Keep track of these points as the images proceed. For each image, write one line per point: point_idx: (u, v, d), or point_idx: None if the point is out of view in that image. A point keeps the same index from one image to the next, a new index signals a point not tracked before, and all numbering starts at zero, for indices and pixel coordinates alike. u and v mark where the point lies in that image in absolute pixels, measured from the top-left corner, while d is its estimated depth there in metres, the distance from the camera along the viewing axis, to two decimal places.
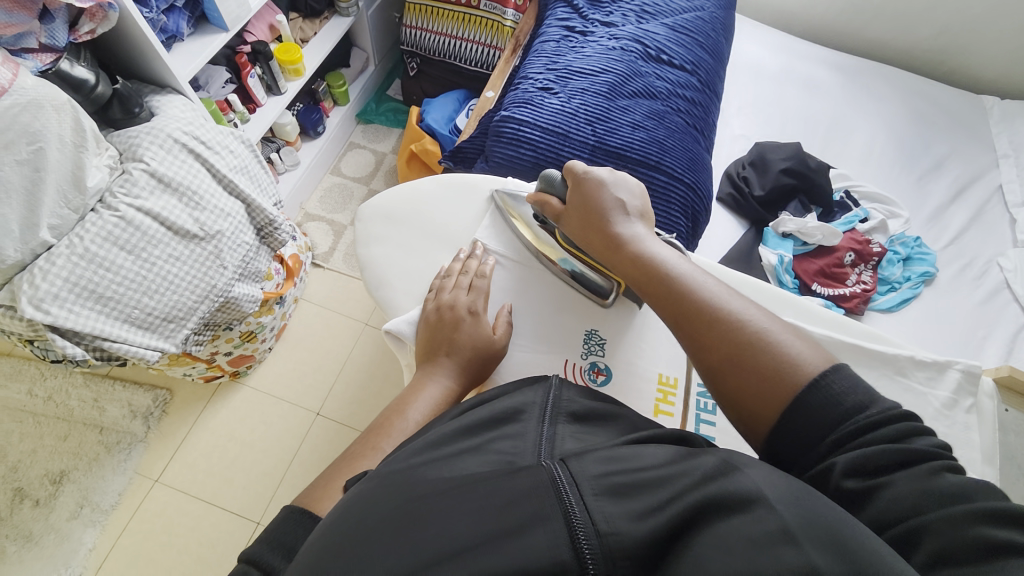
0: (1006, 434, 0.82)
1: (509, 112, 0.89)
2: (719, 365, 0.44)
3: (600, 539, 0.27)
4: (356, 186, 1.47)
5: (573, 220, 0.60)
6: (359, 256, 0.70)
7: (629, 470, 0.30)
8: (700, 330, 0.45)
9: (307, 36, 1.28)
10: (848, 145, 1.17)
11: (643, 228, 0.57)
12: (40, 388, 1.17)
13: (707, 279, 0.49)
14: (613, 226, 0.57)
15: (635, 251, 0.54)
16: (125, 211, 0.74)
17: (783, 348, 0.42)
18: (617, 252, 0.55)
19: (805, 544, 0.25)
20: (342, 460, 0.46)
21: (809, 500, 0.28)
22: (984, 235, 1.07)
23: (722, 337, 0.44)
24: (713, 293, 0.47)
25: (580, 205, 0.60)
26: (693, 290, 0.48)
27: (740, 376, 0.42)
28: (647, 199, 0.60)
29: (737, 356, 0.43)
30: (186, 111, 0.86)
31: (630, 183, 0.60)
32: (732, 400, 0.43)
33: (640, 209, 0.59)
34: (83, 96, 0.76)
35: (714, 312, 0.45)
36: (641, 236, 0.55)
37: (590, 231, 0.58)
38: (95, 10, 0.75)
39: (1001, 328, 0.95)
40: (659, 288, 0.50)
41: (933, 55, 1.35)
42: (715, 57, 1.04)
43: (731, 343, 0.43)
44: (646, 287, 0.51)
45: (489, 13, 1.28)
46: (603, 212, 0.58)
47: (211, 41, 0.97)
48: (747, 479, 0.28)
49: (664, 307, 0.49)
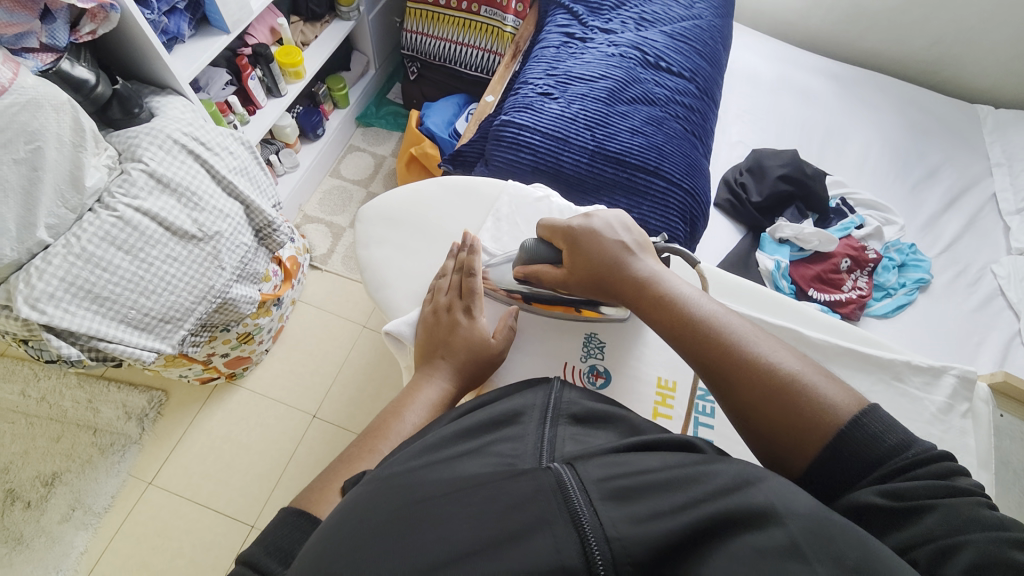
0: (1000, 439, 0.83)
1: (509, 116, 0.89)
2: (763, 421, 0.43)
3: (606, 544, 0.27)
4: (355, 188, 1.48)
5: (579, 267, 0.57)
6: (359, 258, 0.70)
7: (633, 473, 0.30)
8: (738, 381, 0.44)
9: (308, 39, 1.29)
10: (844, 153, 1.18)
11: (655, 264, 0.56)
12: (34, 389, 1.16)
13: (734, 319, 0.48)
14: (621, 273, 0.55)
15: (656, 293, 0.52)
16: (124, 211, 0.74)
17: (818, 391, 0.42)
18: (635, 300, 0.53)
19: (813, 561, 0.25)
20: (340, 461, 0.46)
21: (826, 515, 0.27)
22: (978, 242, 1.08)
23: (759, 384, 0.43)
24: (743, 336, 0.46)
25: (586, 249, 0.57)
26: (724, 334, 0.47)
27: (781, 423, 0.41)
28: (642, 232, 0.59)
29: (776, 403, 0.42)
30: (185, 112, 0.86)
31: (626, 222, 0.59)
32: (771, 445, 0.42)
33: (642, 244, 0.58)
34: (83, 97, 0.76)
35: (749, 359, 0.44)
36: (658, 276, 0.54)
37: (602, 275, 0.56)
38: (96, 11, 0.76)
39: (996, 334, 0.96)
40: (688, 334, 0.48)
41: (927, 64, 1.37)
42: (713, 64, 1.05)
43: (768, 390, 0.43)
44: (673, 335, 0.49)
45: (489, 18, 1.29)
46: (613, 254, 0.56)
47: (212, 43, 0.97)
48: (760, 492, 0.28)
49: (696, 356, 0.47)
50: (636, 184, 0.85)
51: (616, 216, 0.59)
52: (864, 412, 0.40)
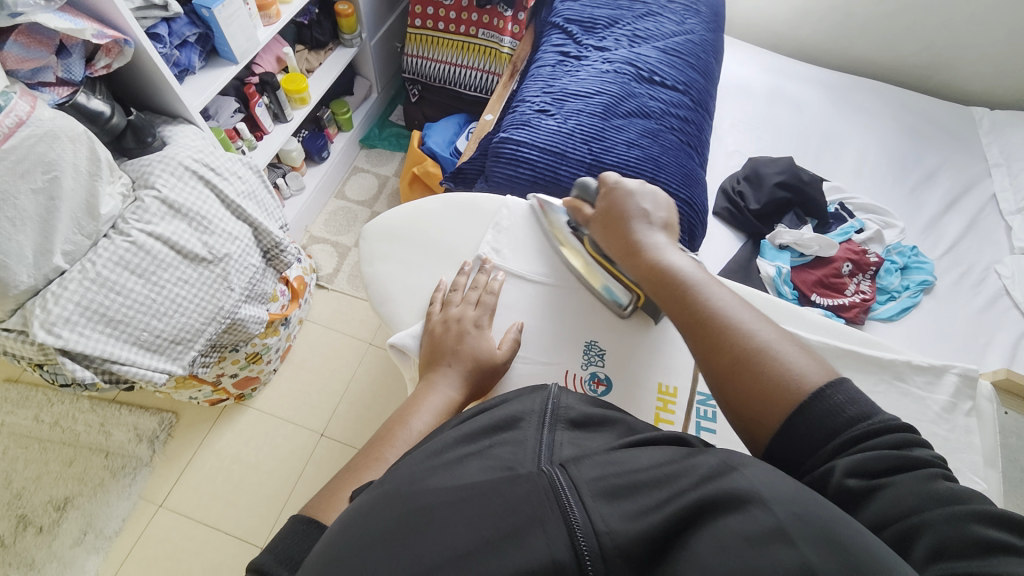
0: (1009, 438, 0.82)
1: (508, 133, 0.92)
2: (722, 371, 0.47)
3: (595, 537, 0.28)
4: (360, 208, 1.51)
5: (600, 225, 0.64)
6: (363, 274, 0.72)
7: (625, 472, 0.31)
8: (706, 338, 0.49)
9: (312, 66, 1.34)
10: (840, 158, 1.19)
11: (665, 237, 0.60)
12: (47, 414, 1.17)
13: (719, 289, 0.52)
14: (635, 233, 0.61)
15: (652, 257, 0.57)
16: (137, 236, 0.76)
17: (784, 361, 0.44)
18: (637, 257, 0.59)
19: (800, 543, 0.25)
20: (347, 471, 0.47)
21: (808, 500, 0.28)
22: (980, 243, 1.08)
23: (728, 343, 0.47)
24: (722, 304, 0.50)
25: (607, 212, 0.64)
26: (704, 299, 0.51)
27: (744, 381, 0.45)
28: (672, 212, 0.63)
29: (741, 363, 0.45)
30: (196, 139, 0.89)
31: (657, 196, 0.64)
32: (733, 403, 0.45)
33: (663, 219, 0.62)
34: (99, 128, 0.79)
35: (723, 321, 0.48)
36: (661, 245, 0.58)
37: (613, 237, 0.62)
38: (111, 46, 0.80)
39: (1002, 334, 0.96)
40: (672, 294, 0.53)
41: (921, 70, 1.39)
42: (705, 77, 1.08)
43: (736, 351, 0.46)
44: (660, 291, 0.55)
45: (487, 41, 1.34)
46: (628, 221, 0.62)
47: (220, 73, 1.01)
48: (742, 477, 0.29)
49: (676, 314, 0.52)
50: None
51: (649, 188, 0.64)
52: (830, 383, 0.42)
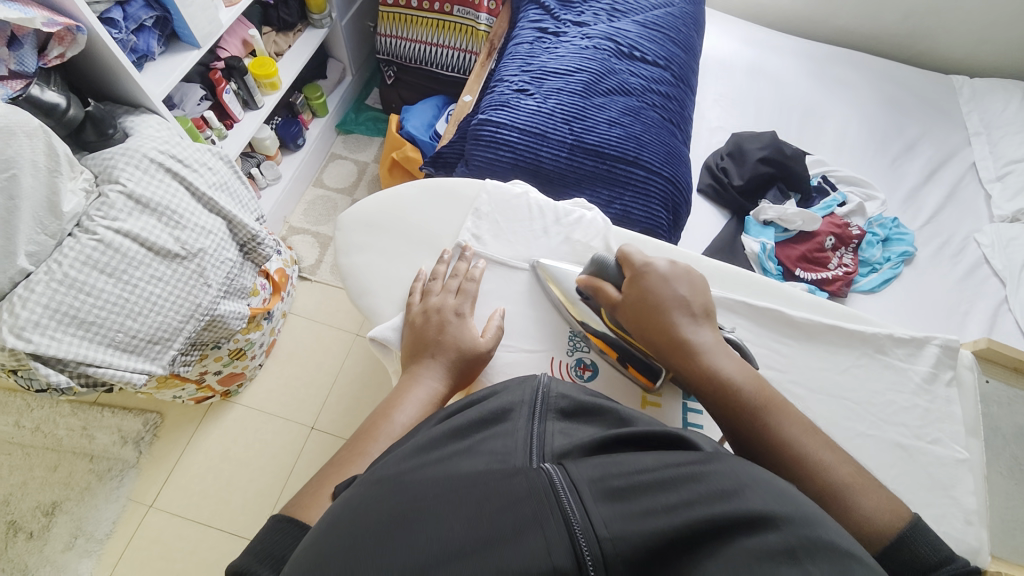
0: (988, 406, 0.83)
1: (486, 115, 0.89)
2: None
3: (598, 544, 0.26)
4: (339, 197, 1.47)
5: (631, 315, 0.57)
6: (341, 266, 0.70)
7: (628, 472, 0.30)
8: (781, 470, 0.45)
9: (281, 49, 1.28)
10: (823, 131, 1.19)
11: (711, 331, 0.54)
12: (27, 419, 1.14)
13: (786, 410, 0.48)
14: (680, 331, 0.53)
15: (706, 365, 0.51)
16: (103, 234, 0.73)
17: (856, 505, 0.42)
18: (686, 362, 0.52)
19: (806, 562, 0.24)
20: (330, 467, 0.46)
21: (815, 518, 0.27)
22: (959, 212, 1.10)
23: (811, 476, 0.44)
24: (792, 429, 0.47)
25: (638, 302, 0.56)
26: (773, 424, 0.47)
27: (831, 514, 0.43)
28: (710, 297, 0.57)
29: (827, 496, 0.43)
30: (162, 129, 0.85)
31: (692, 278, 0.57)
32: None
33: (704, 307, 0.56)
34: (55, 121, 0.75)
35: (799, 454, 0.45)
36: (710, 347, 0.52)
37: (649, 333, 0.55)
38: (63, 34, 0.76)
39: (982, 303, 0.98)
40: (734, 415, 0.48)
41: (902, 38, 1.38)
42: (687, 51, 1.05)
43: (818, 485, 0.44)
44: (721, 411, 0.49)
45: (463, 18, 1.29)
46: (666, 314, 0.54)
47: (183, 59, 0.97)
48: (755, 497, 0.28)
49: (746, 442, 0.47)
50: (616, 175, 0.86)
51: (684, 270, 0.58)
52: None
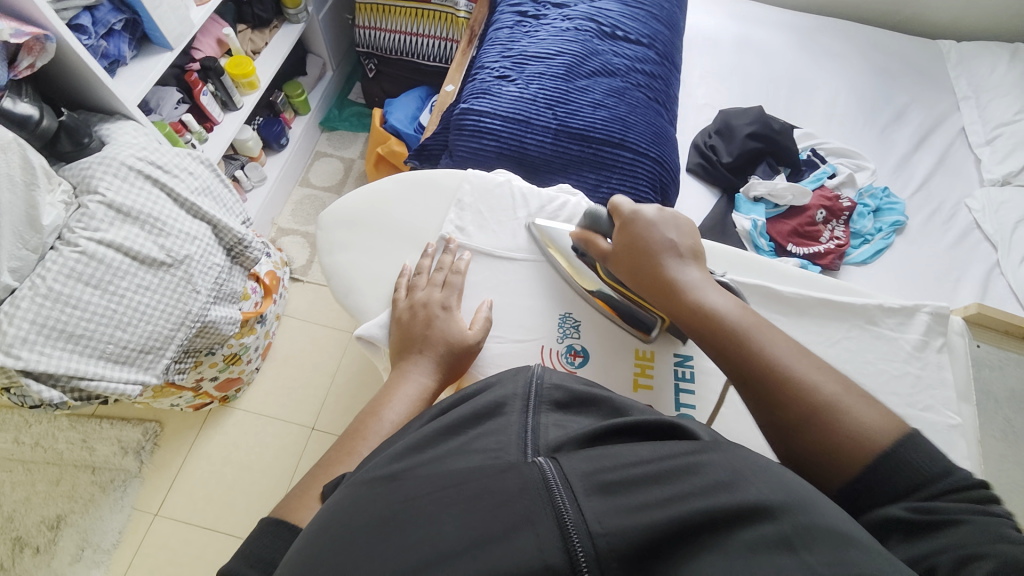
0: (981, 370, 0.84)
1: (468, 104, 0.88)
2: (790, 428, 0.43)
3: (590, 539, 0.26)
4: (327, 195, 1.45)
5: (622, 262, 0.58)
6: (324, 265, 0.69)
7: (621, 465, 0.30)
8: (769, 395, 0.44)
9: (258, 47, 1.26)
10: (811, 103, 1.18)
11: (699, 270, 0.55)
12: (26, 435, 1.14)
13: (775, 334, 0.47)
14: (667, 270, 0.55)
15: (692, 300, 0.52)
16: (86, 245, 0.72)
17: (852, 423, 0.41)
18: (673, 299, 0.53)
19: (803, 552, 0.24)
20: (319, 468, 0.46)
21: (811, 501, 0.27)
22: (950, 178, 1.09)
23: (796, 396, 0.43)
24: (780, 349, 0.46)
25: (627, 248, 0.58)
26: (759, 347, 0.46)
27: (815, 436, 0.41)
28: (699, 239, 0.58)
29: (811, 418, 0.42)
30: (138, 136, 0.84)
31: (679, 220, 0.58)
32: (800, 453, 0.42)
33: (691, 248, 0.57)
34: (29, 133, 0.74)
35: (787, 373, 0.44)
36: (698, 283, 0.53)
37: (640, 276, 0.57)
38: (31, 44, 0.74)
39: (974, 268, 0.98)
40: (720, 345, 0.49)
41: (888, 5, 1.36)
42: (670, 28, 1.04)
43: (806, 406, 0.43)
44: (708, 342, 0.50)
45: (441, 6, 1.27)
46: (653, 256, 0.56)
47: (156, 62, 0.95)
48: (752, 486, 0.27)
49: (732, 371, 0.47)
50: (603, 158, 0.85)
51: (673, 214, 0.59)
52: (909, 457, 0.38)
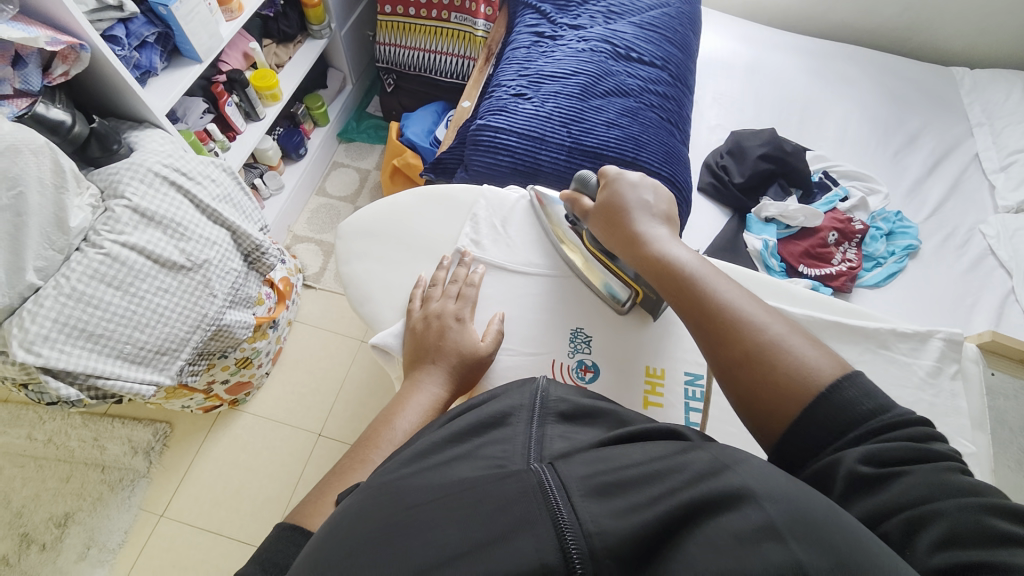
0: (995, 399, 0.83)
1: (485, 120, 0.90)
2: (735, 364, 0.44)
3: (585, 540, 0.26)
4: (342, 205, 1.48)
5: (601, 221, 0.62)
6: (341, 274, 0.70)
7: (616, 468, 0.30)
8: (715, 332, 0.46)
9: (281, 61, 1.30)
10: (824, 127, 1.18)
11: (668, 230, 0.58)
12: (39, 432, 1.16)
13: (727, 280, 0.49)
14: (639, 225, 0.58)
15: (657, 249, 0.55)
16: (110, 247, 0.74)
17: (794, 357, 0.41)
18: (639, 249, 0.56)
19: (792, 542, 0.24)
20: (332, 474, 0.46)
21: (800, 495, 0.27)
22: (963, 204, 1.09)
23: (737, 334, 0.44)
24: (728, 293, 0.48)
25: (607, 207, 0.61)
26: (710, 289, 0.48)
27: (748, 373, 0.43)
28: (673, 205, 0.61)
29: (750, 359, 0.43)
30: (164, 143, 0.87)
31: (658, 187, 0.62)
32: (738, 390, 0.43)
33: (666, 212, 0.60)
34: (61, 138, 0.76)
35: (733, 315, 0.45)
36: (665, 238, 0.56)
37: (614, 233, 0.60)
38: (67, 52, 0.77)
39: (988, 294, 0.97)
40: (677, 288, 0.51)
41: (901, 32, 1.37)
42: (684, 50, 1.05)
43: (751, 346, 0.43)
44: (666, 286, 0.52)
45: (460, 25, 1.30)
46: (630, 214, 0.59)
47: (185, 74, 0.98)
48: (737, 477, 0.28)
49: (684, 308, 0.49)
50: None
51: (656, 182, 0.62)
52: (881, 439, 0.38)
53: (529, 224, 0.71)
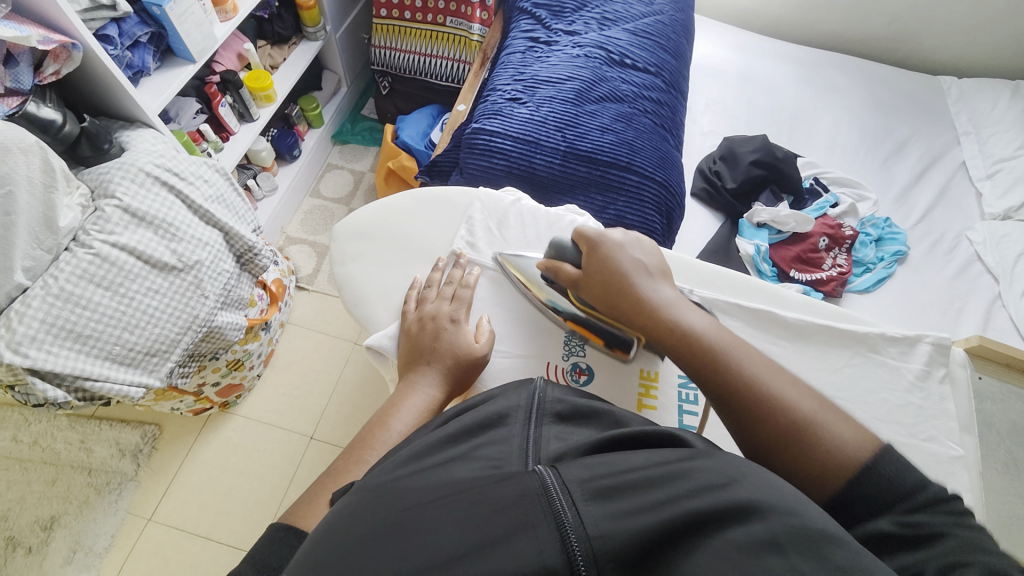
0: (982, 402, 0.84)
1: (480, 124, 0.90)
2: (774, 448, 0.42)
3: (588, 543, 0.27)
4: (336, 206, 1.48)
5: (595, 284, 0.58)
6: (336, 275, 0.70)
7: (616, 471, 0.30)
8: (749, 412, 0.44)
9: (276, 62, 1.30)
10: (814, 134, 1.20)
11: (669, 290, 0.55)
12: (24, 434, 1.14)
13: (746, 350, 0.48)
14: (641, 289, 0.55)
15: (667, 317, 0.52)
16: (100, 248, 0.73)
17: (831, 433, 0.41)
18: (649, 317, 0.53)
19: (792, 554, 0.25)
20: (326, 476, 0.46)
21: (802, 508, 0.27)
22: (950, 211, 1.11)
23: (769, 414, 0.43)
24: (755, 365, 0.46)
25: (600, 270, 0.57)
26: (735, 363, 0.46)
27: (791, 457, 0.41)
28: (663, 260, 0.59)
29: (787, 439, 0.41)
30: (156, 143, 0.86)
31: (644, 242, 0.60)
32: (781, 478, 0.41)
33: (660, 269, 0.58)
34: (51, 137, 0.76)
35: (765, 392, 0.44)
36: (672, 302, 0.53)
37: (615, 299, 0.56)
38: (58, 51, 0.77)
39: (975, 301, 0.98)
40: (699, 363, 0.48)
41: (889, 41, 1.39)
42: (677, 57, 1.07)
43: (786, 424, 0.42)
44: (687, 359, 0.49)
45: (455, 29, 1.30)
46: (627, 277, 0.56)
47: (178, 74, 0.97)
48: (743, 490, 0.28)
49: (711, 385, 0.47)
50: (609, 180, 0.87)
51: (643, 237, 0.60)
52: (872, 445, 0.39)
53: (500, 287, 0.67)
